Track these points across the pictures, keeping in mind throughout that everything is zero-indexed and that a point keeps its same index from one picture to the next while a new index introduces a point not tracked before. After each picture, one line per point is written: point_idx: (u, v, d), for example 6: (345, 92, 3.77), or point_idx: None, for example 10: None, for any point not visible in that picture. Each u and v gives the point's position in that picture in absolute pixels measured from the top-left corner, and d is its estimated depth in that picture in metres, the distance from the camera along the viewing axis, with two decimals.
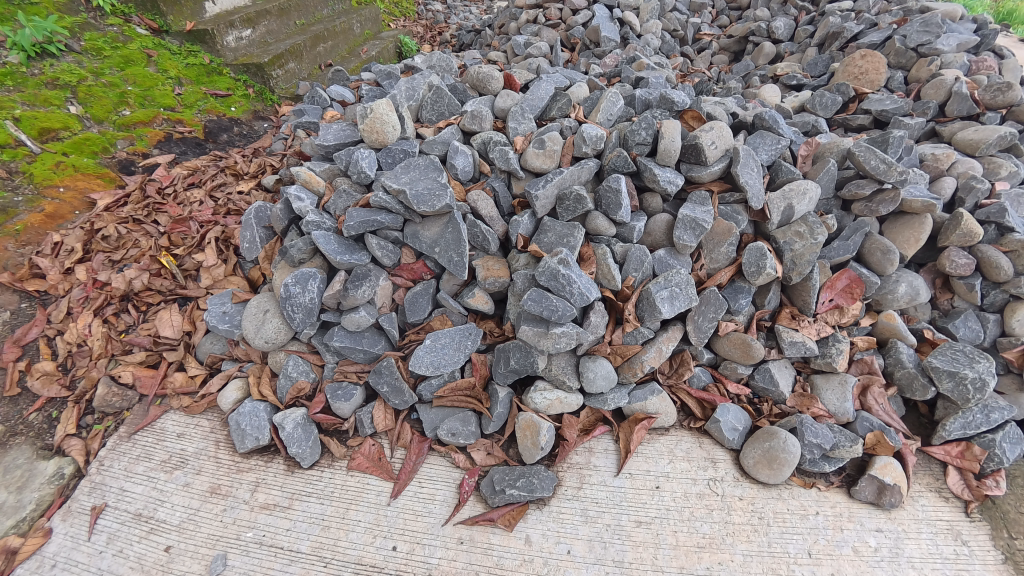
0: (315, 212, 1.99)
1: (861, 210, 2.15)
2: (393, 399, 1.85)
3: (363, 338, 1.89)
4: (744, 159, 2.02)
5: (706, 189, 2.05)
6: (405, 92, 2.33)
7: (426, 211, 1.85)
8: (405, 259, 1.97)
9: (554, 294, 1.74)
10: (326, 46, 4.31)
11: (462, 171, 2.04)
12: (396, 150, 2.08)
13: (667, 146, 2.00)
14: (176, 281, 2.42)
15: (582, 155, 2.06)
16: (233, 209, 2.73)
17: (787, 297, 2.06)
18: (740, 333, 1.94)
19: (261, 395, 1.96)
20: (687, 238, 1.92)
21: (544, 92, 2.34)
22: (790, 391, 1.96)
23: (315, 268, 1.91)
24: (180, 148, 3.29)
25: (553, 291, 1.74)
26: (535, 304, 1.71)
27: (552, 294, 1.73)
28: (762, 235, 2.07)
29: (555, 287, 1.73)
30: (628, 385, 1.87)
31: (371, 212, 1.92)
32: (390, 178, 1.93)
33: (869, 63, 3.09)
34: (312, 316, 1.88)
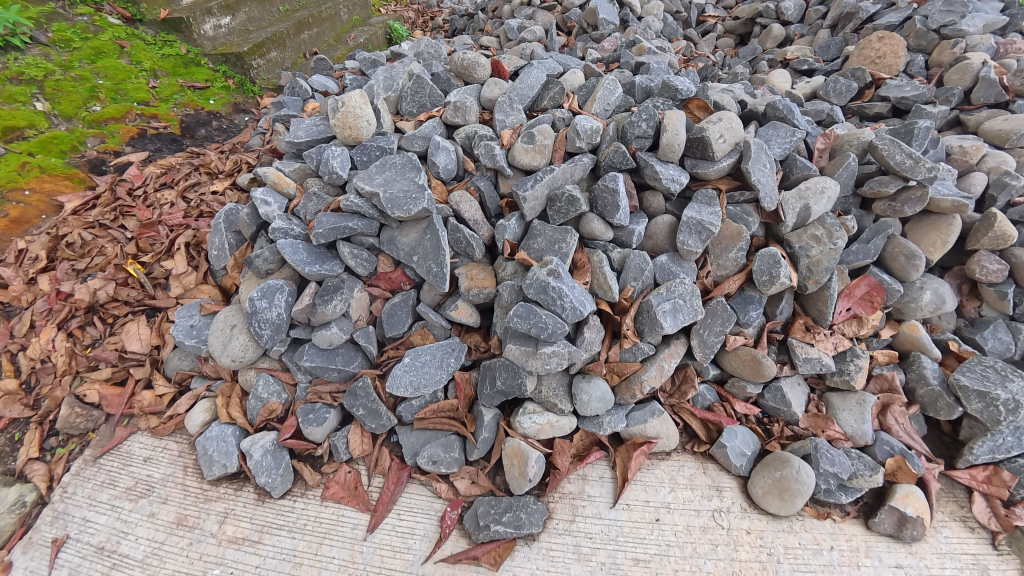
0: (282, 216, 1.82)
1: (884, 210, 1.96)
2: (370, 422, 1.70)
3: (337, 356, 1.74)
4: (755, 154, 1.84)
5: (712, 188, 1.88)
6: (382, 82, 2.17)
7: (402, 215, 1.68)
8: (382, 267, 1.81)
9: (544, 309, 1.56)
10: (311, 33, 4.09)
11: (445, 169, 1.86)
12: (371, 147, 1.90)
13: (671, 140, 1.81)
14: (145, 291, 2.27)
15: (576, 150, 1.87)
16: (206, 210, 2.57)
17: (801, 305, 1.90)
18: (750, 348, 1.78)
19: (230, 417, 1.82)
20: (691, 243, 1.74)
21: (534, 80, 2.15)
22: (803, 411, 1.81)
23: (283, 280, 1.75)
24: (155, 144, 3.10)
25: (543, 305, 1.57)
26: (522, 320, 1.54)
27: (542, 309, 1.56)
28: (774, 238, 1.89)
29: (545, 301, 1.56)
30: (626, 406, 1.72)
31: (342, 216, 1.75)
32: (363, 179, 1.76)
33: (886, 46, 2.87)
34: (281, 332, 1.73)
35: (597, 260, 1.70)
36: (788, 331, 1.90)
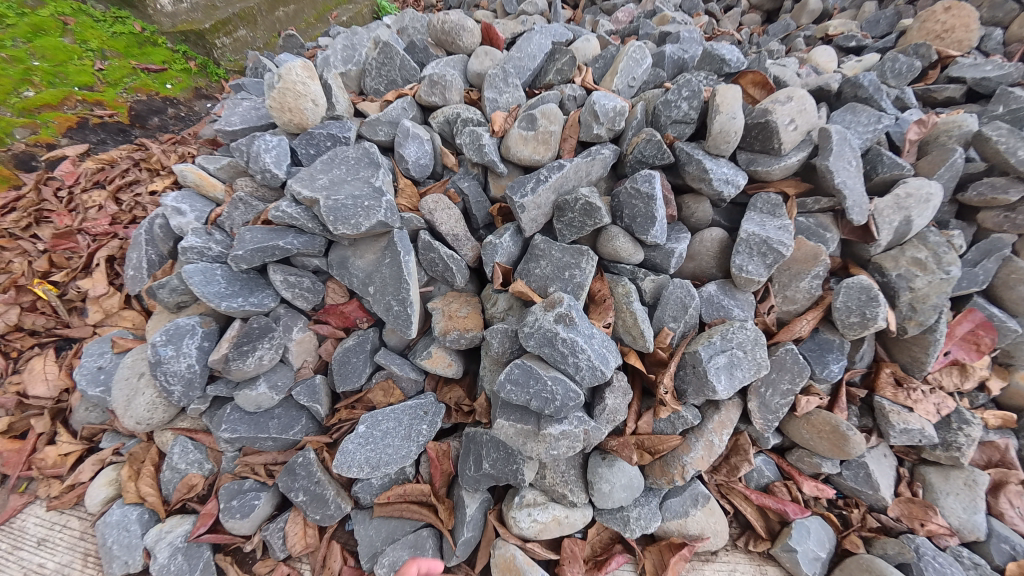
0: (201, 230, 1.37)
1: (996, 223, 1.46)
2: (313, 512, 1.25)
3: (271, 421, 1.30)
4: (838, 146, 1.37)
5: (775, 192, 1.41)
6: (341, 53, 1.72)
7: (347, 232, 1.20)
8: (332, 298, 1.35)
9: (550, 369, 1.11)
10: (286, 9, 3.35)
11: (416, 165, 1.40)
12: (318, 135, 1.43)
13: (726, 125, 1.31)
14: (58, 317, 1.85)
15: (592, 139, 1.38)
16: (139, 216, 2.12)
17: (884, 347, 1.44)
18: (825, 412, 1.32)
19: (138, 494, 1.39)
20: (752, 270, 1.27)
21: (537, 48, 1.67)
22: (892, 494, 1.37)
23: (198, 318, 1.31)
24: (98, 136, 2.63)
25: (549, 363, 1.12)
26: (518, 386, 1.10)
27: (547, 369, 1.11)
28: (853, 258, 1.44)
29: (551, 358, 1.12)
30: (659, 490, 1.25)
31: (272, 232, 1.28)
32: (301, 181, 1.28)
33: (954, 18, 2.29)
34: (197, 389, 1.29)
35: (622, 294, 1.23)
36: (869, 385, 1.44)
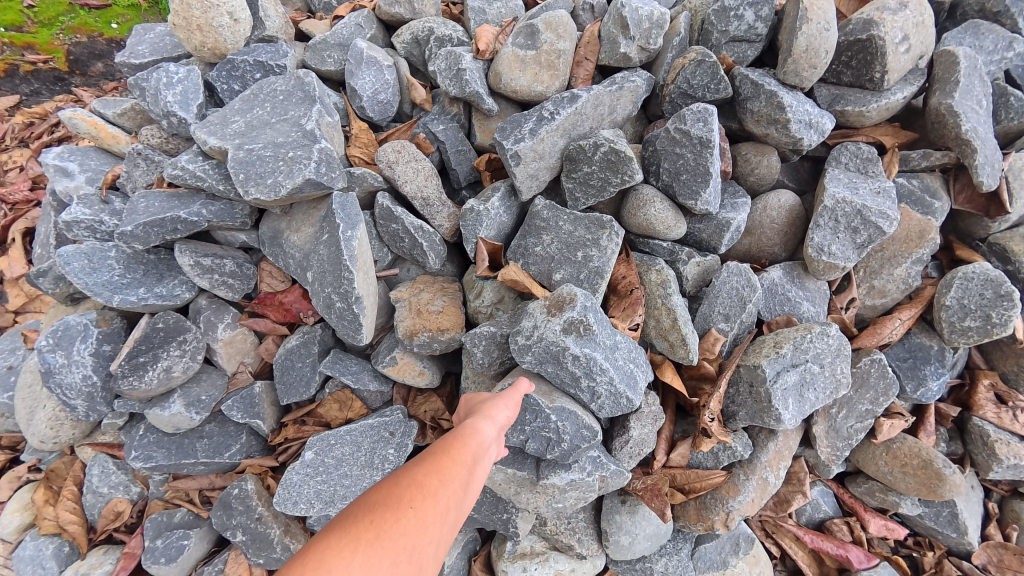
0: (89, 196, 1.04)
1: None
2: (256, 555, 1.00)
3: (198, 445, 1.02)
4: (967, 78, 0.95)
5: (867, 143, 1.02)
6: None
7: (263, 199, 0.86)
8: (269, 284, 1.03)
9: (556, 396, 0.81)
10: None
11: (374, 105, 1.05)
12: (242, 67, 1.07)
13: (814, 41, 0.90)
14: None
15: (616, 64, 1.00)
16: None
17: (980, 352, 1.12)
18: (919, 444, 1.01)
19: (58, 522, 1.15)
20: (837, 251, 0.92)
21: None
22: (980, 539, 1.14)
23: (92, 316, 1.01)
24: (31, 85, 2.17)
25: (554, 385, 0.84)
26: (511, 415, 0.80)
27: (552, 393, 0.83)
28: (959, 236, 1.08)
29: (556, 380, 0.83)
30: (690, 535, 0.97)
31: (176, 199, 0.94)
32: (210, 126, 0.93)
33: None
34: (99, 404, 1.01)
35: (652, 285, 0.90)
36: (961, 401, 1.12)
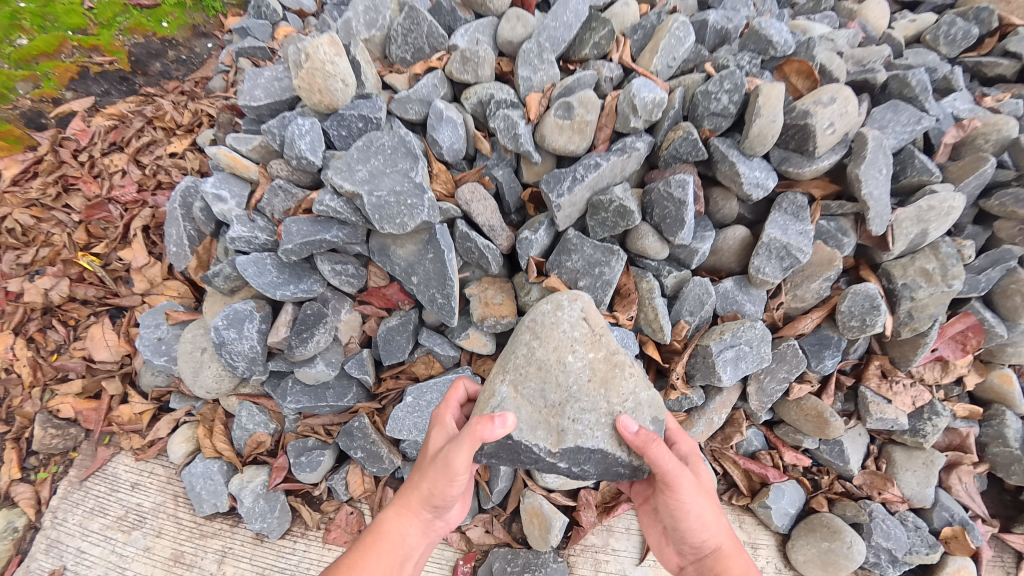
0: (243, 217, 1.43)
1: (1012, 234, 1.57)
2: (370, 466, 1.48)
3: (327, 393, 1.48)
4: (873, 155, 1.36)
5: (803, 192, 1.43)
6: (363, 14, 1.59)
7: (391, 229, 1.29)
8: (374, 281, 1.46)
9: (563, 438, 1.07)
10: None
11: (449, 150, 1.41)
12: (349, 119, 1.42)
13: (765, 128, 1.31)
14: (106, 287, 1.94)
15: (628, 130, 1.38)
16: (163, 181, 2.12)
17: (878, 342, 1.57)
18: (817, 400, 1.50)
19: (215, 449, 1.60)
20: (769, 271, 1.36)
21: (575, 14, 1.51)
22: (861, 466, 1.60)
23: (252, 304, 1.42)
24: (100, 86, 2.41)
25: (591, 374, 1.09)
26: (535, 405, 1.09)
27: (569, 403, 1.08)
28: (866, 261, 1.50)
29: (575, 383, 1.08)
30: None
31: (316, 223, 1.35)
32: (340, 173, 1.32)
33: None
34: (258, 364, 1.44)
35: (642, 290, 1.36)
36: (858, 374, 1.59)
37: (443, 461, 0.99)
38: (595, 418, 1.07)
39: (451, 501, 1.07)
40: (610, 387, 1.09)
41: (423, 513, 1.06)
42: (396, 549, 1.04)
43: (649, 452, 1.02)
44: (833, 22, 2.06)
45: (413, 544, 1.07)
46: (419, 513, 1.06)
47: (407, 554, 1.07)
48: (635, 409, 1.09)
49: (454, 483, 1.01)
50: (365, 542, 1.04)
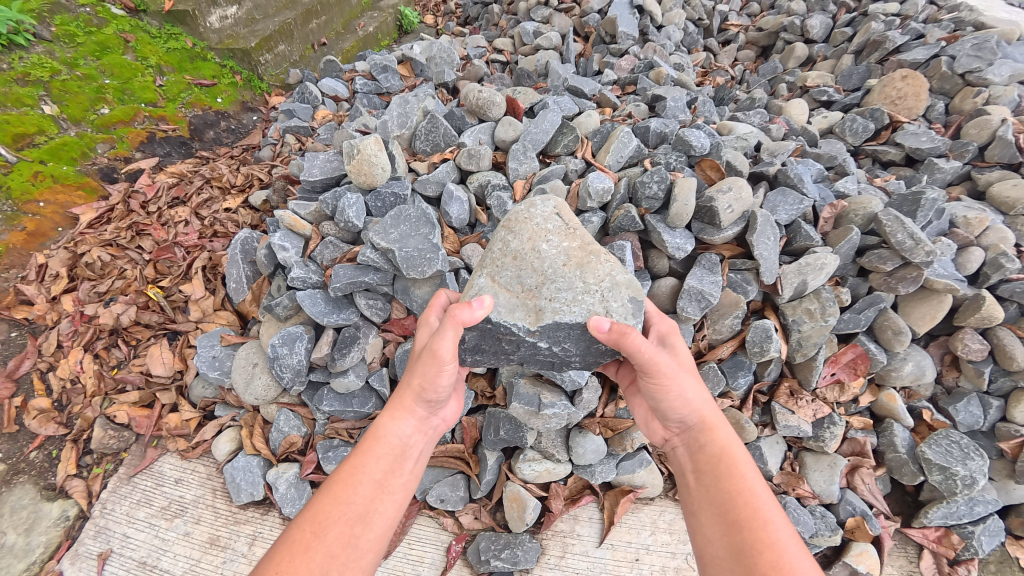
0: (300, 263, 1.89)
1: (879, 283, 1.93)
2: None
3: (353, 399, 1.87)
4: (762, 227, 1.82)
5: (716, 253, 1.90)
6: (396, 118, 2.19)
7: (416, 275, 1.75)
8: (395, 313, 1.91)
9: (542, 316, 1.38)
10: (320, 21, 3.72)
11: (457, 219, 1.93)
12: (385, 194, 1.93)
13: (681, 209, 1.80)
14: (165, 314, 2.31)
15: (587, 208, 1.91)
16: (220, 230, 2.57)
17: (789, 368, 1.95)
18: (736, 411, 1.89)
19: (254, 448, 1.95)
20: (691, 310, 1.79)
21: (550, 123, 2.09)
22: (779, 468, 1.94)
23: (302, 327, 1.86)
24: (164, 149, 2.87)
25: (566, 259, 1.42)
26: (513, 290, 1.42)
27: (547, 285, 1.40)
28: (770, 305, 1.92)
29: (551, 266, 1.41)
30: (617, 456, 1.84)
31: (359, 269, 1.83)
32: (378, 233, 1.80)
33: (909, 87, 2.67)
34: (301, 375, 1.85)
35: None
36: (773, 393, 1.96)
37: (431, 353, 1.28)
38: (570, 293, 1.39)
39: (438, 396, 1.37)
40: (586, 268, 1.42)
41: (416, 411, 1.36)
42: (393, 446, 1.31)
43: (625, 341, 1.28)
44: (763, 118, 2.69)
45: (410, 440, 1.34)
46: (412, 410, 1.36)
47: (408, 448, 1.34)
48: (606, 293, 1.41)
49: (440, 373, 1.30)
50: (366, 446, 1.29)
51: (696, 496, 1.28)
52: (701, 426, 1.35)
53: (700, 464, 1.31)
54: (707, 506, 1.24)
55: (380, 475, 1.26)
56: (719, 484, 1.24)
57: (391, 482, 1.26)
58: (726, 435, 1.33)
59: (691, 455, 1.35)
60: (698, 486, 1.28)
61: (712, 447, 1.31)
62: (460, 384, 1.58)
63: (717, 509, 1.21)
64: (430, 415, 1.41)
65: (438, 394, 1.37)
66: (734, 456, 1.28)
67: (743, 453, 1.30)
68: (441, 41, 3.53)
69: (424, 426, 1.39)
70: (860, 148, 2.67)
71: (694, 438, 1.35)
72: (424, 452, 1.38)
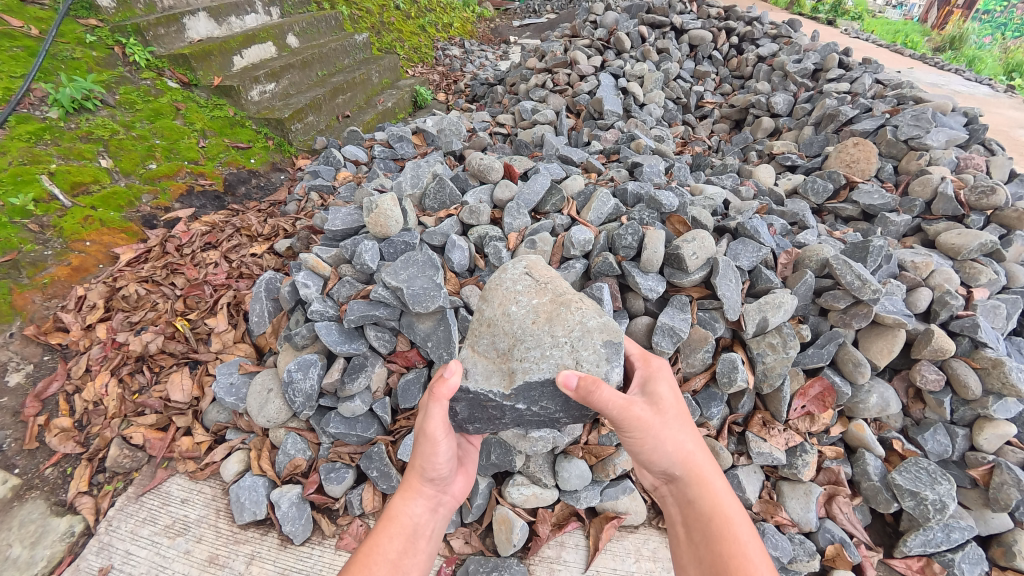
0: (320, 298, 2.14)
1: (836, 320, 2.17)
2: (382, 483, 1.96)
3: (357, 424, 2.03)
4: (724, 270, 2.06)
5: (685, 294, 2.14)
6: (410, 180, 2.53)
7: (420, 310, 1.98)
8: (400, 346, 2.12)
9: (514, 378, 1.58)
10: (345, 98, 4.39)
11: (458, 265, 2.18)
12: (398, 242, 2.21)
13: (651, 255, 2.07)
14: (189, 344, 2.49)
15: (571, 256, 2.17)
16: (246, 272, 2.80)
17: (762, 400, 2.12)
18: (711, 439, 2.03)
19: (261, 469, 2.09)
20: (664, 344, 2.00)
21: (540, 185, 2.43)
22: (757, 496, 2.04)
23: (316, 355, 2.07)
24: (200, 201, 3.18)
25: (535, 317, 1.64)
26: (490, 356, 1.66)
27: (518, 346, 1.61)
28: (738, 341, 2.12)
29: (520, 326, 1.63)
30: (601, 482, 1.96)
31: (370, 304, 2.08)
32: (389, 274, 2.06)
33: (861, 152, 3.02)
34: (311, 400, 2.03)
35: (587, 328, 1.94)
36: (747, 424, 2.11)
37: (427, 433, 1.45)
38: (539, 351, 1.59)
39: (440, 474, 1.53)
40: (554, 322, 1.62)
41: (424, 491, 1.51)
42: (406, 526, 1.45)
43: (596, 395, 1.41)
44: (734, 181, 3.03)
45: (420, 520, 1.48)
46: (420, 490, 1.51)
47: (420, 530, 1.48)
48: (577, 343, 1.60)
49: (438, 450, 1.47)
50: (380, 528, 1.43)
51: (686, 549, 1.43)
52: (690, 480, 1.45)
53: (688, 518, 1.45)
54: (694, 559, 1.39)
55: (398, 558, 1.39)
56: (708, 543, 1.37)
57: (404, 563, 1.39)
58: (715, 492, 1.43)
59: (680, 507, 1.48)
60: (687, 540, 1.43)
61: (699, 502, 1.43)
62: (467, 458, 1.71)
63: (705, 568, 1.34)
64: (437, 494, 1.55)
65: (441, 474, 1.53)
66: (721, 513, 1.39)
67: (733, 507, 1.40)
68: (451, 114, 4.06)
69: (432, 505, 1.53)
70: (822, 206, 2.97)
71: (682, 494, 1.47)
72: (434, 531, 1.51)
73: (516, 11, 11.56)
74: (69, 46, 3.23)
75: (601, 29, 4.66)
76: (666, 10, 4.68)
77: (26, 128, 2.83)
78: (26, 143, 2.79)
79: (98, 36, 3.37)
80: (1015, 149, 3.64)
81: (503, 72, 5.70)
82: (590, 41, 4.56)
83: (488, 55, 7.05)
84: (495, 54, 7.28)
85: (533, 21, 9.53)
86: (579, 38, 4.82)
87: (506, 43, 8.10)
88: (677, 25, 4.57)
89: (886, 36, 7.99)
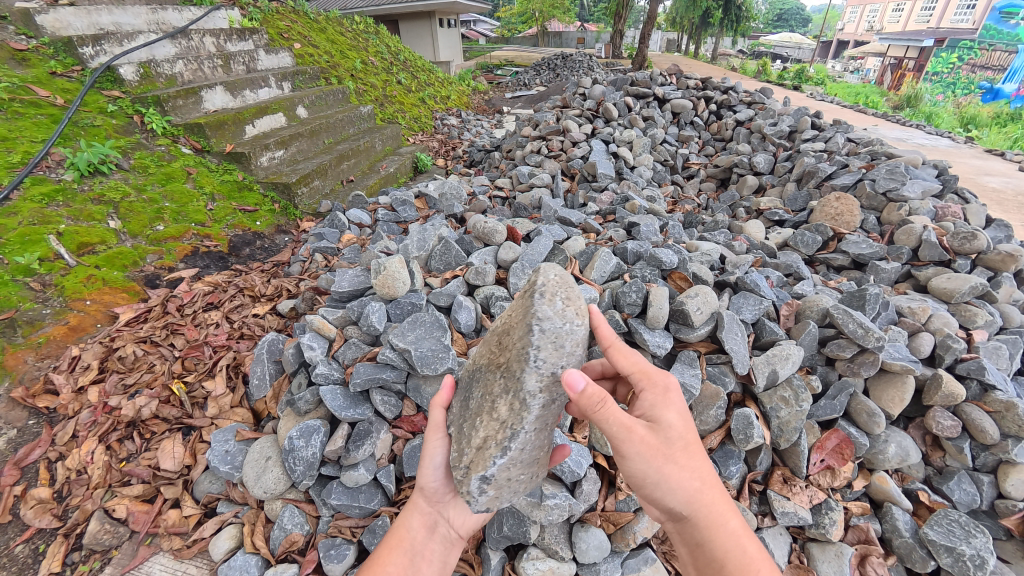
0: (325, 361, 2.11)
1: (844, 369, 2.17)
2: None
3: (360, 494, 1.91)
4: (729, 324, 2.11)
5: (693, 349, 2.15)
6: (417, 243, 2.63)
7: (428, 372, 1.97)
8: (406, 410, 2.07)
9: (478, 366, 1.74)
10: (349, 163, 4.63)
11: (465, 325, 2.19)
12: (404, 303, 2.24)
13: (656, 312, 2.11)
14: (183, 409, 2.37)
15: None
16: (247, 333, 2.76)
17: (779, 456, 2.06)
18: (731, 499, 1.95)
19: (254, 546, 1.93)
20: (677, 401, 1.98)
21: (543, 246, 2.51)
22: (786, 561, 1.90)
23: (320, 421, 2.00)
24: (204, 261, 3.20)
25: None
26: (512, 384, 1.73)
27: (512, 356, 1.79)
28: (750, 395, 2.10)
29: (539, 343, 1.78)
30: (621, 552, 1.85)
31: (378, 366, 2.07)
32: (397, 336, 2.06)
33: (843, 206, 3.17)
34: (312, 469, 1.93)
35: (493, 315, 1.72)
36: (767, 481, 2.03)
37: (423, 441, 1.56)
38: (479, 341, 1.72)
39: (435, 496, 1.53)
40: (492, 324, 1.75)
41: (420, 506, 1.55)
42: (403, 541, 1.49)
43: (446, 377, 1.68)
44: (726, 236, 3.15)
45: (418, 538, 1.50)
46: (417, 504, 1.55)
47: (420, 551, 1.49)
48: None
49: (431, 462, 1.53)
50: (382, 543, 1.50)
51: None
52: (701, 521, 1.35)
53: (698, 558, 1.36)
54: None
55: None
56: None
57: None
58: (723, 531, 1.32)
59: (690, 549, 1.39)
60: None
61: (710, 544, 1.33)
62: None
63: None
64: (435, 514, 1.54)
65: (435, 489, 1.54)
66: (741, 560, 1.29)
67: (752, 550, 1.30)
68: (452, 179, 4.27)
69: (431, 525, 1.53)
70: (814, 257, 3.07)
71: (690, 529, 1.38)
72: (434, 555, 1.50)
73: (508, 84, 12.56)
74: (91, 115, 3.40)
75: (590, 100, 5.06)
76: (648, 82, 5.12)
77: (40, 189, 2.89)
78: (38, 205, 2.83)
79: (119, 106, 3.58)
80: (988, 196, 3.84)
81: (499, 139, 6.08)
82: (580, 111, 4.92)
83: (483, 124, 7.54)
84: (490, 123, 7.80)
85: (525, 93, 10.32)
86: (569, 107, 5.20)
87: (501, 113, 8.71)
88: (659, 95, 4.96)
89: (847, 99, 8.73)
